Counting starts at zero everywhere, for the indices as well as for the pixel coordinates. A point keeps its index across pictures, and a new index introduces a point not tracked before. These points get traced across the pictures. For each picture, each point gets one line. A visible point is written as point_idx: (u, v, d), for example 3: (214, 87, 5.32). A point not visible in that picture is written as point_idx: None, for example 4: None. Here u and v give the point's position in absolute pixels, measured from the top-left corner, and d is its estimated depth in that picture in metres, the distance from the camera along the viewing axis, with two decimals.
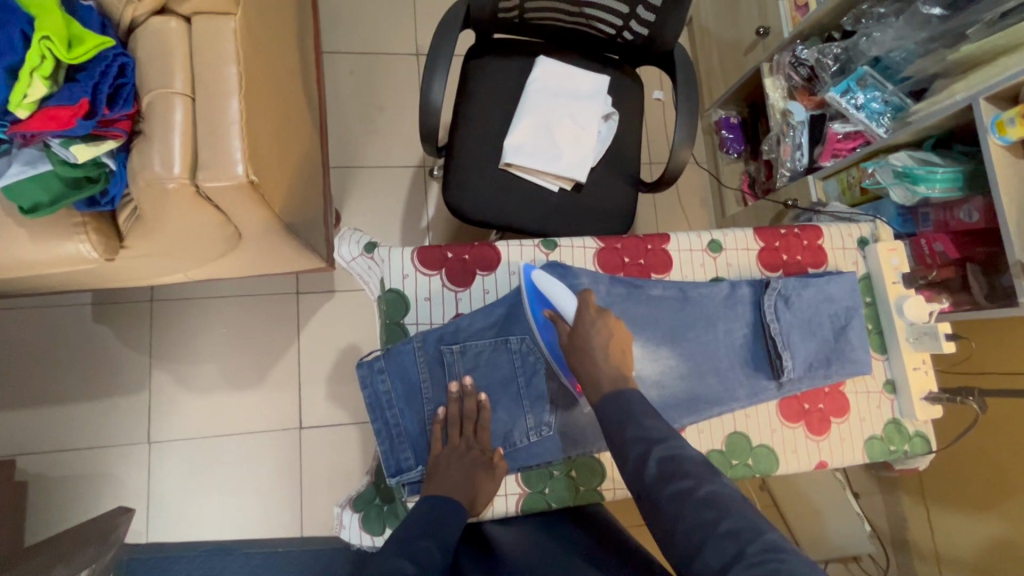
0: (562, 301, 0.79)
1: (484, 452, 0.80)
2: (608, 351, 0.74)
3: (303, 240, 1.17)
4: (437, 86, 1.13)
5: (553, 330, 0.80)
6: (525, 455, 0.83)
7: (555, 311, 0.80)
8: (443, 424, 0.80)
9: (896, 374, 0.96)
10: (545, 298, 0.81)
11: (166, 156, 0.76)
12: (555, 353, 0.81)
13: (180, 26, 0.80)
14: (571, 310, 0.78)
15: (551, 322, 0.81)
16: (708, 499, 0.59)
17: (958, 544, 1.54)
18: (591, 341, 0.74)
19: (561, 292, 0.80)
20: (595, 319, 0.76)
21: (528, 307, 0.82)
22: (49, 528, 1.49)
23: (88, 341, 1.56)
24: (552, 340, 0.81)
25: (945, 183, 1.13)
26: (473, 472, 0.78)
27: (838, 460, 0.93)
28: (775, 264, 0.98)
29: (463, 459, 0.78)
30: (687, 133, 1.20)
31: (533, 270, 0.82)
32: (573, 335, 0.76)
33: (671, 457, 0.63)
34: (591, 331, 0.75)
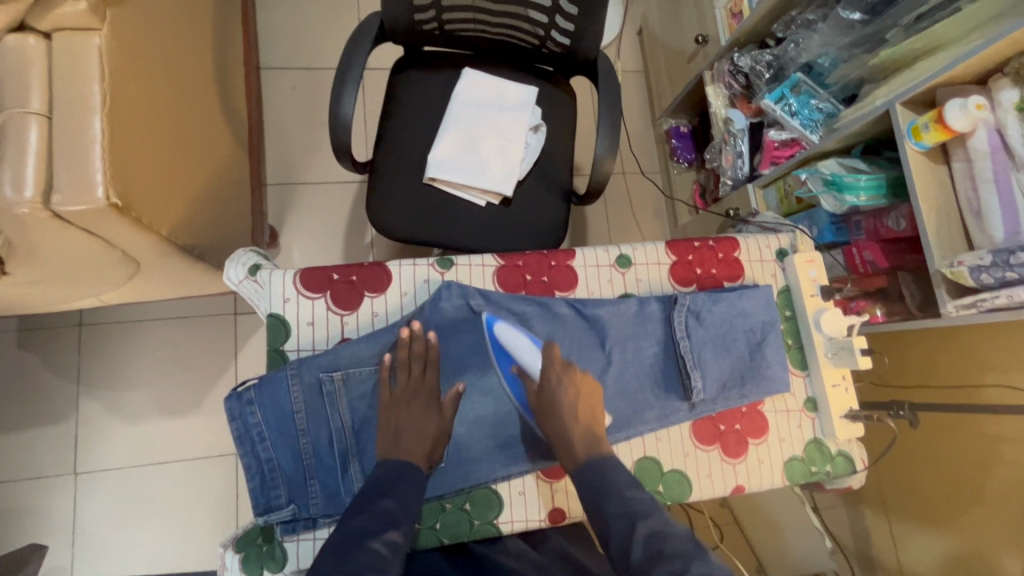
0: (527, 358, 0.79)
1: (434, 400, 0.78)
2: (574, 407, 0.75)
3: (213, 262, 1.12)
4: (348, 101, 1.10)
5: (520, 384, 0.81)
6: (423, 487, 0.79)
7: (520, 365, 0.80)
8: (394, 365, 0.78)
9: (817, 392, 0.92)
10: (510, 353, 0.80)
11: (17, 180, 0.72)
12: (526, 408, 0.80)
13: (39, 43, 0.76)
14: (536, 365, 0.79)
15: (518, 376, 0.81)
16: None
17: (918, 560, 1.51)
18: (561, 403, 0.75)
19: (523, 346, 0.79)
20: (562, 376, 0.77)
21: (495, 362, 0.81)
22: None
23: (12, 368, 1.51)
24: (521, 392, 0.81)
25: (869, 192, 1.10)
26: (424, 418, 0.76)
27: (756, 485, 0.89)
28: (688, 279, 0.94)
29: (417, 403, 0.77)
30: (610, 145, 1.17)
31: (495, 321, 0.81)
32: (541, 394, 0.76)
33: (638, 514, 0.64)
34: (558, 388, 0.76)
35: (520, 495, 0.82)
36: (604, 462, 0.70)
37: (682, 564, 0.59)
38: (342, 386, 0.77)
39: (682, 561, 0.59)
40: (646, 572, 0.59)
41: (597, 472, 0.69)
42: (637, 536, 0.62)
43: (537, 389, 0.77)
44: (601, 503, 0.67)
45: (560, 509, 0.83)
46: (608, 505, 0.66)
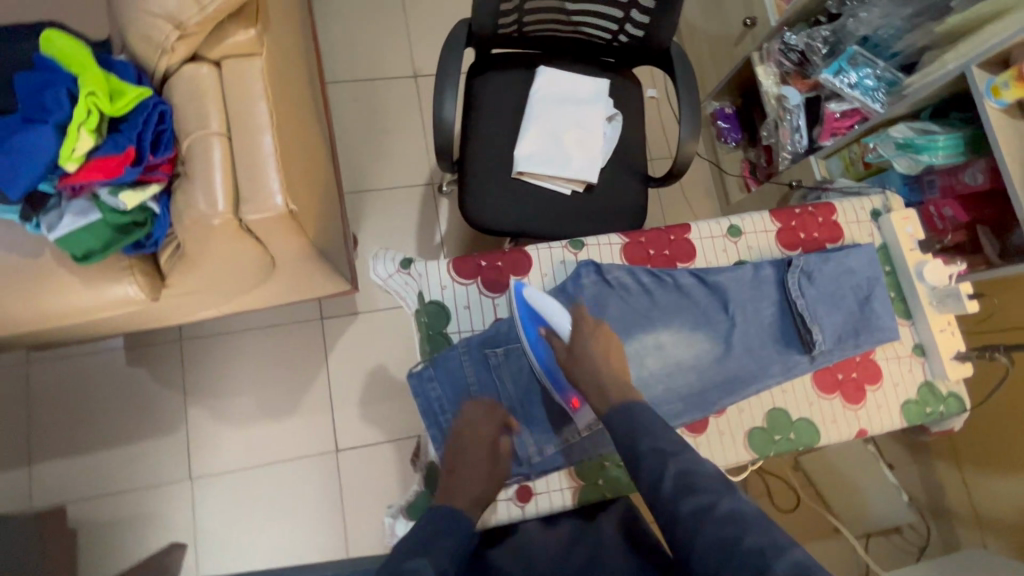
0: (556, 319, 0.84)
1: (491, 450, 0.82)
2: (603, 358, 0.81)
3: (332, 265, 1.20)
4: (448, 104, 1.18)
5: (547, 347, 0.85)
6: (581, 449, 0.87)
7: (549, 328, 0.85)
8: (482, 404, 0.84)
9: (925, 338, 0.98)
10: (540, 316, 0.85)
11: (209, 194, 0.80)
12: (550, 371, 0.85)
13: (211, 71, 0.84)
14: (566, 327, 0.84)
15: (545, 339, 0.85)
16: (700, 518, 0.63)
17: (995, 506, 1.61)
18: (592, 354, 0.81)
19: (553, 308, 0.84)
20: (592, 329, 0.84)
21: (522, 325, 0.84)
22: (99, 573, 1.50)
23: (123, 384, 1.59)
24: (546, 356, 0.85)
25: (947, 151, 1.17)
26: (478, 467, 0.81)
27: (878, 427, 0.96)
28: (793, 243, 1.01)
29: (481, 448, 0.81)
30: (692, 127, 1.24)
31: (524, 286, 0.86)
32: (572, 349, 0.82)
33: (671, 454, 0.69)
34: (587, 341, 0.82)
35: None
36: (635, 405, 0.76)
37: (710, 500, 0.64)
38: (506, 360, 0.87)
39: (711, 497, 0.65)
40: (676, 508, 0.65)
41: (628, 413, 0.75)
42: (669, 473, 0.68)
43: (567, 346, 0.83)
44: (633, 437, 0.72)
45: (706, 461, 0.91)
46: (642, 443, 0.71)
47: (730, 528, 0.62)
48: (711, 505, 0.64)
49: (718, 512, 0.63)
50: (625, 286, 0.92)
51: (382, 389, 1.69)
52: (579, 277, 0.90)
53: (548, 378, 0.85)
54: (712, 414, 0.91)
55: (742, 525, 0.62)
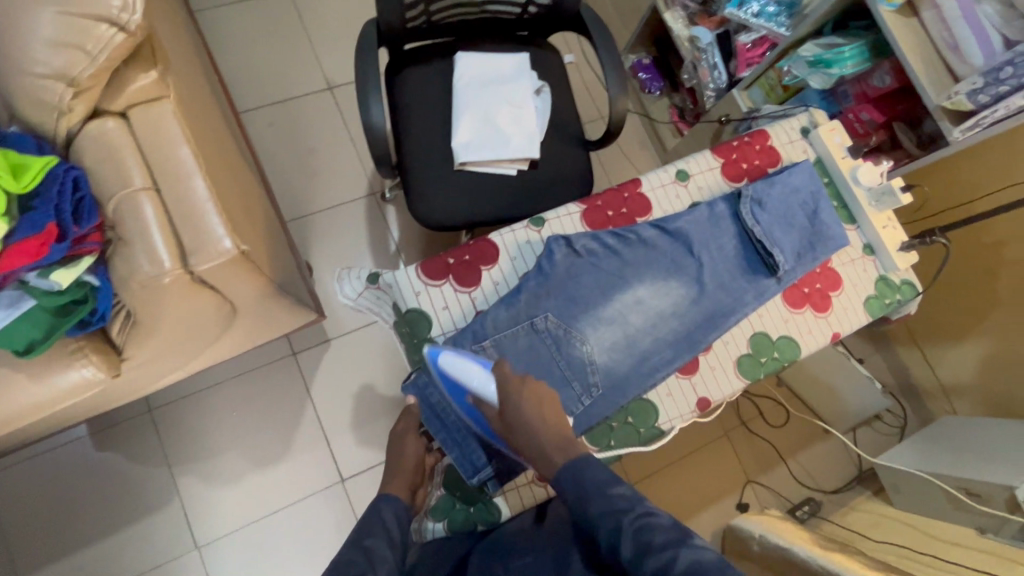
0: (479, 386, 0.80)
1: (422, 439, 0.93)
2: (541, 412, 0.77)
3: (293, 297, 1.16)
4: (374, 109, 1.14)
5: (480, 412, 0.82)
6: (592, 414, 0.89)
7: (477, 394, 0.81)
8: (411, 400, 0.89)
9: (871, 237, 1.05)
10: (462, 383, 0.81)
11: (151, 254, 0.75)
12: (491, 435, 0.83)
13: (118, 124, 0.78)
14: (488, 389, 0.79)
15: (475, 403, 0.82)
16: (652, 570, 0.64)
17: (959, 373, 1.76)
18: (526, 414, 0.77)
19: (472, 372, 0.80)
20: (520, 387, 0.78)
21: (449, 387, 0.83)
22: None
23: (97, 472, 1.49)
24: (483, 423, 0.83)
25: (855, 59, 1.22)
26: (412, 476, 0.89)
27: (848, 328, 1.02)
28: (738, 175, 1.05)
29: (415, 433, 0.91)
30: (618, 84, 1.25)
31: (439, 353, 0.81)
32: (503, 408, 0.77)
33: (622, 511, 0.68)
34: (519, 401, 0.77)
35: (670, 396, 0.93)
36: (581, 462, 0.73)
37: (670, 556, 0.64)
38: (497, 351, 0.86)
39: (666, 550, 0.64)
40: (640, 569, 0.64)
41: (575, 473, 0.73)
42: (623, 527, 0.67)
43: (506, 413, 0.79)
44: (583, 504, 0.70)
45: (706, 397, 0.94)
46: (591, 505, 0.70)
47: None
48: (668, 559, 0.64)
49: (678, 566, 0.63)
50: (594, 253, 0.93)
51: (373, 409, 1.66)
52: (557, 266, 0.91)
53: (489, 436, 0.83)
54: (700, 354, 0.95)
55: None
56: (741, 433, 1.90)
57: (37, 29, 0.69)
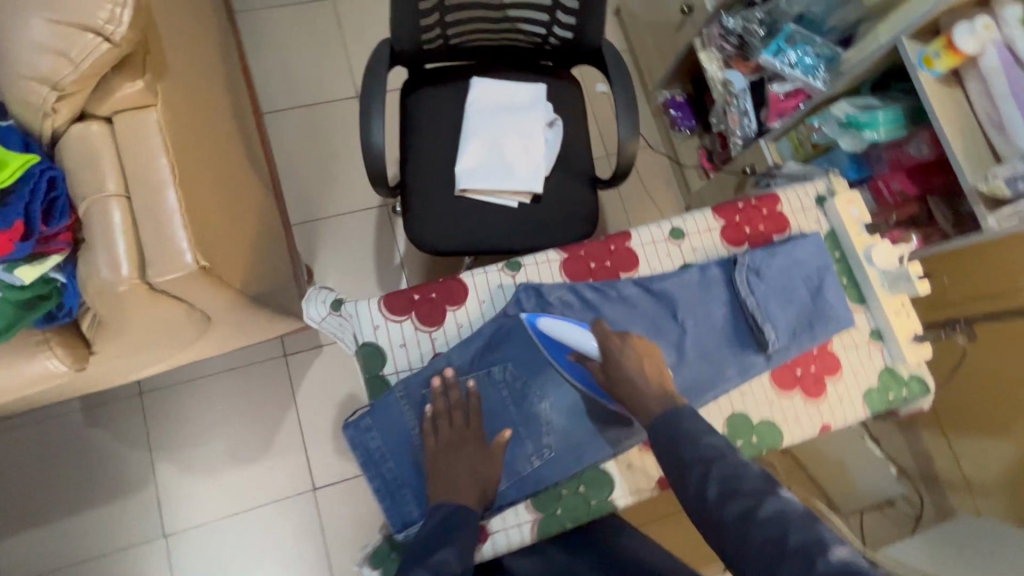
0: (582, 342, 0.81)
1: (482, 445, 0.80)
2: (642, 368, 0.78)
3: (275, 308, 1.16)
4: (376, 129, 1.13)
5: (582, 368, 0.83)
6: (534, 481, 0.83)
7: (578, 351, 0.83)
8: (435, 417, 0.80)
9: (880, 322, 0.96)
10: (564, 343, 0.83)
11: (112, 261, 0.76)
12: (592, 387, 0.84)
13: (102, 128, 0.79)
14: (592, 347, 0.81)
15: (577, 362, 0.83)
16: (745, 522, 0.65)
17: (985, 469, 1.59)
18: (628, 369, 0.78)
19: (580, 335, 0.82)
20: (624, 341, 0.80)
21: (549, 353, 0.84)
22: None
23: (82, 447, 1.54)
24: (585, 376, 0.84)
25: (889, 125, 1.13)
26: (473, 463, 0.79)
27: (841, 419, 0.93)
28: (739, 239, 0.98)
29: (467, 448, 0.79)
30: (631, 126, 1.20)
31: (539, 317, 0.83)
32: (609, 369, 0.79)
33: (711, 459, 0.70)
34: (623, 356, 0.79)
35: (629, 469, 0.87)
36: (677, 411, 0.75)
37: (753, 504, 0.66)
38: (442, 390, 0.81)
39: (753, 499, 0.66)
40: (722, 514, 0.67)
41: (669, 424, 0.74)
42: (712, 479, 0.68)
43: (602, 366, 0.80)
44: (676, 451, 0.72)
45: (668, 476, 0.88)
46: (685, 452, 0.71)
47: (777, 527, 0.63)
48: (755, 506, 0.66)
49: (762, 514, 0.65)
50: (569, 306, 0.88)
51: None
52: (527, 316, 0.86)
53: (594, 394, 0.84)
54: None
55: (787, 523, 0.63)
56: None
57: (29, 32, 0.71)
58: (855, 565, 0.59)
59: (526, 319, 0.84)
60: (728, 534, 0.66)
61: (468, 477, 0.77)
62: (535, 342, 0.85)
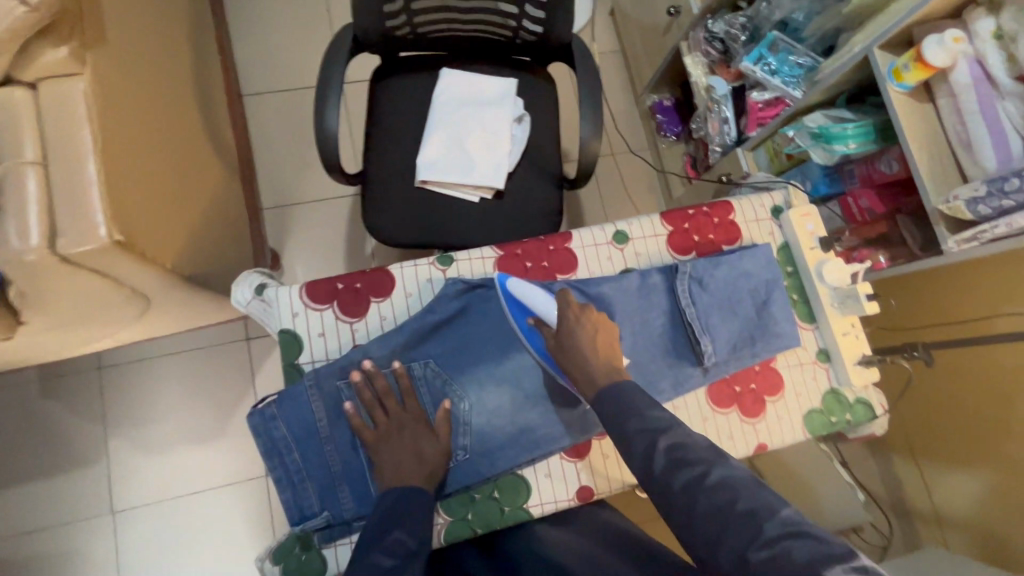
0: (542, 307, 0.81)
1: (424, 427, 0.79)
2: (592, 339, 0.76)
3: (220, 289, 1.14)
4: (332, 114, 1.11)
5: (539, 335, 0.82)
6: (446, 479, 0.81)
7: (538, 318, 0.82)
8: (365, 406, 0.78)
9: (828, 343, 0.92)
10: (525, 305, 0.82)
11: (23, 229, 0.74)
12: (547, 359, 0.81)
13: (26, 94, 0.78)
14: (552, 314, 0.81)
15: (535, 328, 0.82)
16: (693, 489, 0.59)
17: (954, 501, 1.55)
18: (578, 338, 0.77)
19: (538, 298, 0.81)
20: (580, 314, 0.79)
21: (512, 315, 0.83)
22: None
23: (37, 418, 1.53)
24: (541, 346, 0.82)
25: (859, 139, 1.09)
26: (416, 444, 0.78)
27: (778, 441, 0.89)
28: (686, 247, 0.94)
29: (406, 436, 0.78)
30: (595, 126, 1.17)
31: (507, 279, 0.83)
32: (559, 336, 0.78)
33: (658, 430, 0.64)
34: (576, 327, 0.77)
35: (549, 478, 0.84)
36: (624, 385, 0.71)
37: (701, 471, 0.59)
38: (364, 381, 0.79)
39: (701, 467, 0.59)
40: (669, 484, 0.60)
41: (615, 394, 0.70)
42: (660, 448, 0.62)
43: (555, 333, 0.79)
44: (621, 421, 0.67)
45: (588, 488, 0.84)
46: (630, 423, 0.66)
47: (724, 494, 0.57)
48: (702, 474, 0.59)
49: (711, 480, 0.58)
50: (493, 307, 0.85)
51: None
52: (451, 309, 0.84)
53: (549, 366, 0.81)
54: (593, 436, 0.85)
55: (735, 489, 0.57)
56: None
57: None
58: (806, 526, 0.54)
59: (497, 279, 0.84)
60: (674, 506, 0.59)
61: (413, 458, 0.76)
62: (501, 305, 0.85)
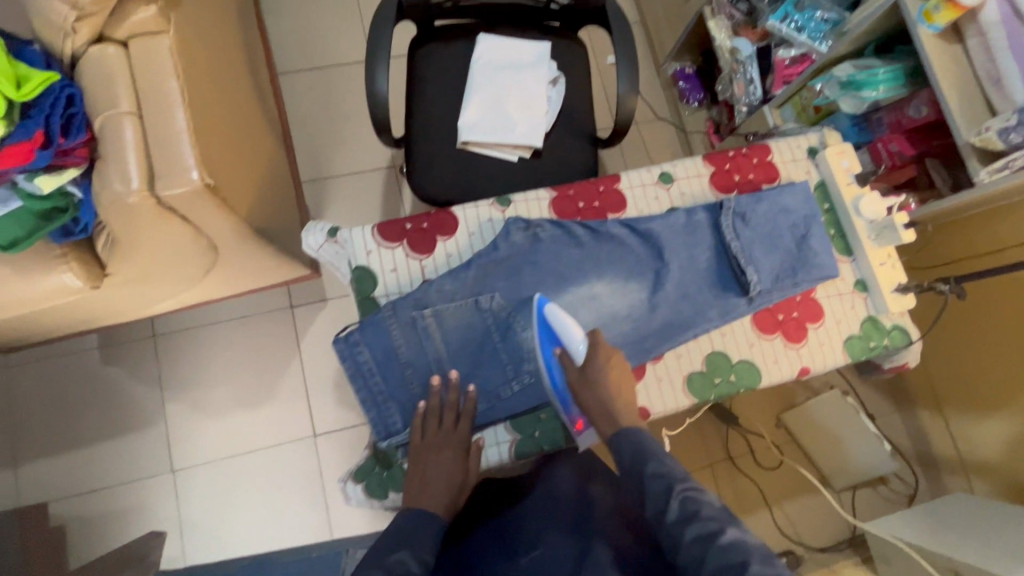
0: (570, 340, 0.83)
1: (465, 451, 0.80)
2: (614, 387, 0.78)
3: (279, 246, 1.21)
4: (381, 76, 1.17)
5: (559, 369, 0.83)
6: (503, 407, 0.88)
7: (563, 348, 0.84)
8: (428, 412, 0.82)
9: (865, 273, 0.97)
10: (556, 334, 0.84)
11: (124, 174, 0.81)
12: (559, 393, 0.85)
13: (118, 51, 0.84)
14: (581, 353, 0.82)
15: (558, 360, 0.83)
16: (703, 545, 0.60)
17: (982, 448, 1.60)
18: (602, 382, 0.79)
19: (573, 334, 0.83)
20: (605, 357, 0.81)
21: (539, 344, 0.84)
22: (92, 551, 1.54)
23: (98, 383, 1.62)
24: (558, 380, 0.84)
25: (889, 83, 1.13)
26: (451, 466, 0.78)
27: (820, 365, 0.95)
28: (728, 186, 0.99)
29: (449, 452, 0.79)
30: (631, 82, 1.22)
31: (547, 303, 0.85)
32: (584, 371, 0.80)
33: (675, 477, 0.66)
34: (600, 370, 0.80)
35: None
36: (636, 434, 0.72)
37: (716, 527, 0.61)
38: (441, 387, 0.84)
39: (717, 523, 0.61)
40: (680, 537, 0.62)
41: (631, 441, 0.72)
42: (676, 497, 0.64)
43: (580, 368, 0.81)
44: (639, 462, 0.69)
45: (645, 407, 0.90)
46: (647, 467, 0.69)
47: (735, 554, 0.58)
48: (716, 531, 0.61)
49: (725, 539, 0.60)
50: (553, 245, 0.91)
51: None
52: (524, 247, 0.90)
53: (557, 399, 0.85)
54: (648, 362, 0.91)
55: (746, 552, 0.58)
56: (726, 467, 1.79)
57: None
58: None
59: (537, 299, 0.86)
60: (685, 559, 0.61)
61: (444, 484, 0.75)
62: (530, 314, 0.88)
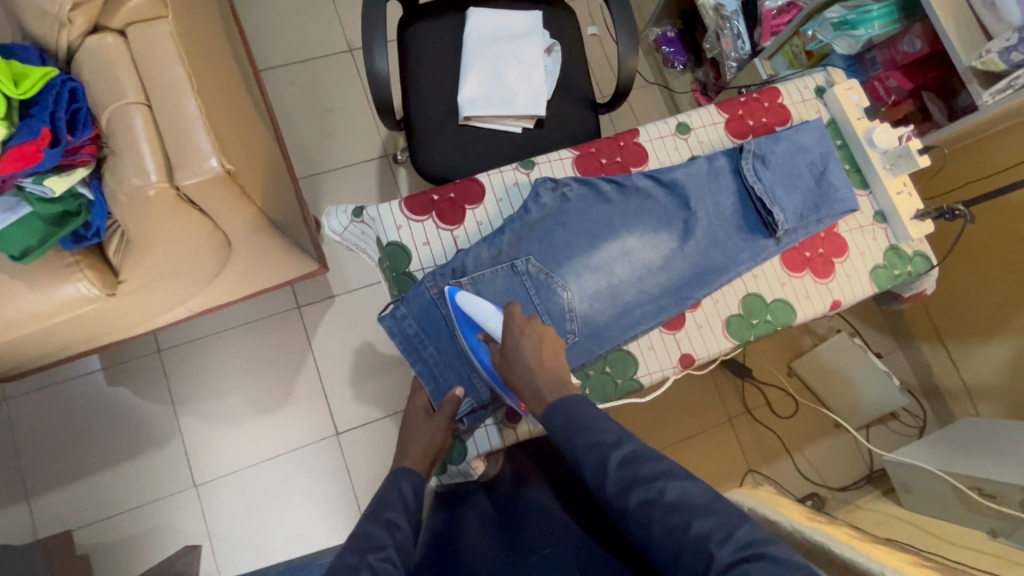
0: (489, 322, 0.82)
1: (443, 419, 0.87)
2: (538, 357, 0.78)
3: (290, 239, 1.17)
4: (379, 53, 1.14)
5: (487, 351, 0.84)
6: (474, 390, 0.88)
7: (487, 332, 0.84)
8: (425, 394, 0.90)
9: (883, 204, 1.00)
10: (475, 321, 0.84)
11: (139, 166, 0.77)
12: (494, 374, 0.85)
13: (117, 40, 0.81)
14: (498, 328, 0.82)
15: (484, 343, 0.85)
16: (652, 508, 0.62)
17: (984, 374, 1.66)
18: (523, 351, 0.78)
19: (485, 312, 0.83)
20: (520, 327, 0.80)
21: (461, 331, 0.85)
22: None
23: (106, 404, 1.56)
24: (488, 361, 0.85)
25: (883, 19, 1.15)
26: (431, 431, 0.87)
27: (850, 297, 0.97)
28: (742, 131, 1.01)
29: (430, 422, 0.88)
30: (630, 41, 1.22)
31: (457, 293, 0.84)
32: (504, 350, 0.80)
33: (608, 445, 0.68)
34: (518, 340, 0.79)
35: (652, 350, 0.92)
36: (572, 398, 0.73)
37: (658, 487, 0.63)
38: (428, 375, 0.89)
39: (656, 486, 0.63)
40: (625, 502, 0.64)
41: (566, 408, 0.73)
42: (612, 462, 0.66)
43: (501, 349, 0.81)
44: (570, 439, 0.70)
45: (689, 354, 0.92)
46: (579, 438, 0.70)
47: (678, 515, 0.60)
48: (658, 492, 0.63)
49: (668, 497, 0.62)
50: (582, 203, 0.91)
51: (371, 366, 1.66)
52: (554, 207, 0.90)
53: (495, 383, 0.86)
54: (687, 310, 0.92)
55: (689, 510, 0.61)
56: (745, 420, 1.82)
57: None
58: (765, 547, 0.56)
59: (448, 293, 0.85)
60: (636, 520, 0.63)
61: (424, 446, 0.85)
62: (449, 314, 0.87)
